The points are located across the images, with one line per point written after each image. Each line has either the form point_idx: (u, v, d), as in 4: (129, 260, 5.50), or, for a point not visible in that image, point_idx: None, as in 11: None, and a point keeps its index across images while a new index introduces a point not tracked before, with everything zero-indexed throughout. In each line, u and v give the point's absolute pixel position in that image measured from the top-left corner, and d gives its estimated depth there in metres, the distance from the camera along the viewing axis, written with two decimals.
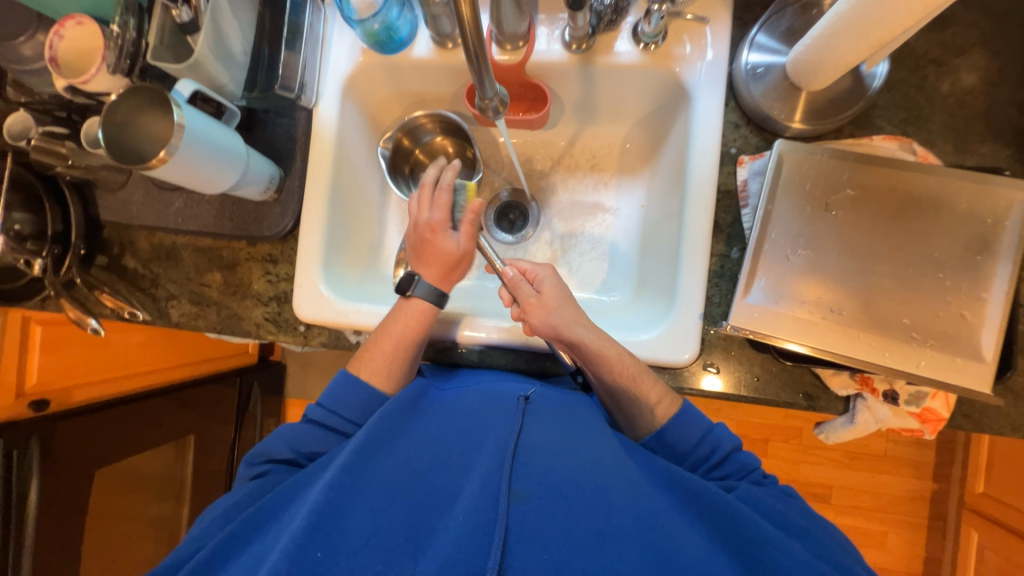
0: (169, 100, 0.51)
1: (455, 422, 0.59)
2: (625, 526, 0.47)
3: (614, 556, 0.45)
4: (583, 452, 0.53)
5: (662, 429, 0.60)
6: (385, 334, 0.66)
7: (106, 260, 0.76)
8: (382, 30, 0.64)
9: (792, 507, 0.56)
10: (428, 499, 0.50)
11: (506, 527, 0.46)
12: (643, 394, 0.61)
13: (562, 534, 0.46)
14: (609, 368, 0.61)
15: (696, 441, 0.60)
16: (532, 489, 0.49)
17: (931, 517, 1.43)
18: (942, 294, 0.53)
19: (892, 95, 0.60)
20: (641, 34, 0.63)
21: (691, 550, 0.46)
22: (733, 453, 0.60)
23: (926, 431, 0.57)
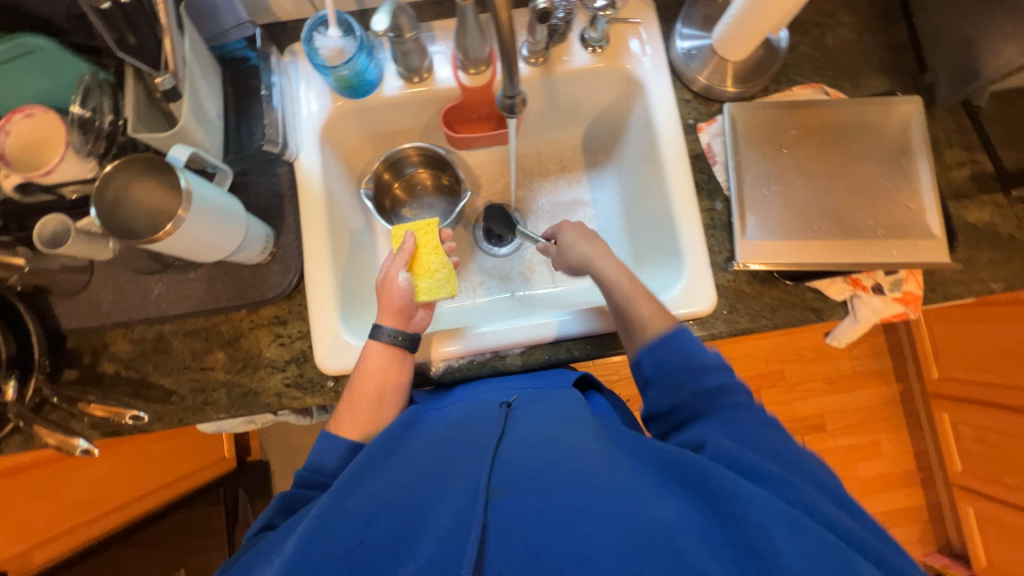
0: (171, 166, 0.49)
1: (440, 433, 0.55)
2: (602, 505, 0.43)
3: (586, 531, 0.41)
4: (563, 440, 0.49)
5: (652, 342, 0.58)
6: (362, 377, 0.61)
7: (77, 373, 0.67)
8: (352, 76, 0.67)
9: (784, 462, 0.47)
10: (407, 509, 0.46)
11: (483, 524, 0.43)
12: (637, 312, 0.61)
13: (536, 518, 0.43)
14: (621, 279, 0.64)
15: (677, 360, 0.55)
16: (509, 481, 0.45)
17: (906, 415, 1.61)
18: (890, 194, 0.64)
19: (795, 55, 0.73)
20: (589, 40, 0.72)
21: (665, 512, 0.42)
22: (716, 368, 0.55)
23: (911, 311, 0.67)
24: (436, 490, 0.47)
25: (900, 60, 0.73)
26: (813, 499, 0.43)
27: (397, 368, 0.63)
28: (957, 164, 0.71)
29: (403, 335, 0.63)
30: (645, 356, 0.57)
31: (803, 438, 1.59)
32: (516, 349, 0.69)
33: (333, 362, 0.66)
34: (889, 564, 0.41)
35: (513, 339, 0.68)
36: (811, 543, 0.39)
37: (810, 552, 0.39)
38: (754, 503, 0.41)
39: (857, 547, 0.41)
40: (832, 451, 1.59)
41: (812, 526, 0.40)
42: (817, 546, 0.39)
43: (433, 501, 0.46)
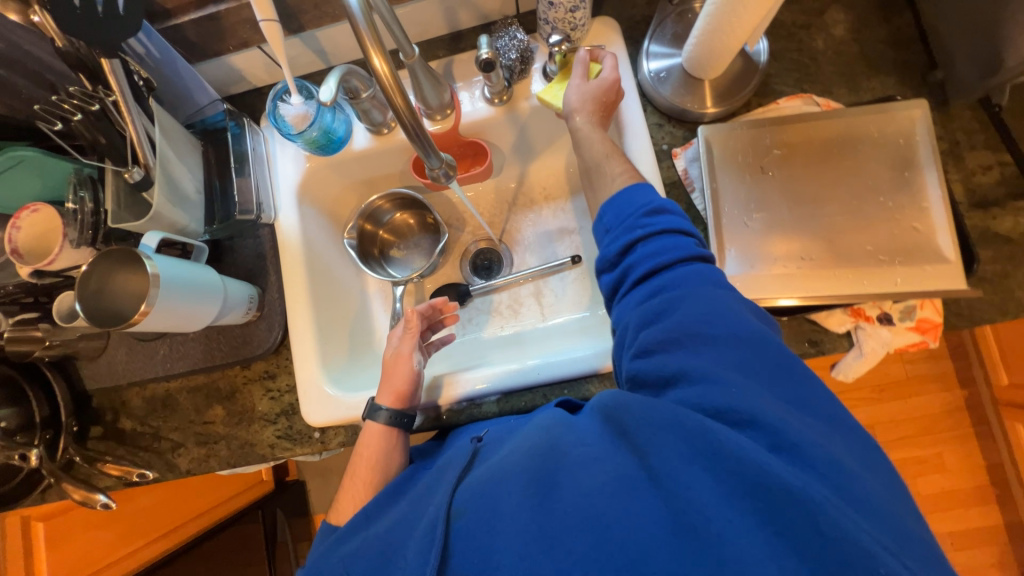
0: (139, 254, 0.53)
1: (426, 475, 0.54)
2: (534, 489, 0.40)
3: (517, 518, 0.39)
4: (518, 443, 0.46)
5: (610, 204, 0.55)
6: (353, 473, 0.62)
7: (101, 430, 0.74)
8: (320, 136, 0.69)
9: (689, 318, 0.45)
10: (376, 555, 0.45)
11: (443, 545, 0.41)
12: (609, 170, 0.59)
13: (486, 529, 0.40)
14: (588, 143, 0.61)
15: (633, 208, 0.53)
16: (465, 500, 0.42)
17: (975, 424, 1.43)
18: (891, 215, 0.58)
19: (779, 63, 0.67)
20: (552, 73, 0.69)
21: (587, 470, 0.40)
22: (668, 211, 0.53)
23: (929, 340, 0.59)
24: (408, 522, 0.46)
25: (906, 55, 0.65)
26: (714, 384, 0.40)
27: (392, 450, 0.62)
28: (982, 167, 0.62)
29: (394, 411, 0.63)
30: (604, 205, 0.56)
31: None
32: (494, 396, 0.68)
33: (336, 412, 0.68)
34: (814, 449, 0.37)
35: (493, 387, 0.67)
36: (695, 442, 0.37)
37: (748, 489, 0.35)
38: (648, 422, 0.40)
39: (766, 435, 0.38)
40: None
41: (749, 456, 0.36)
42: (719, 449, 0.36)
43: (404, 538, 0.45)
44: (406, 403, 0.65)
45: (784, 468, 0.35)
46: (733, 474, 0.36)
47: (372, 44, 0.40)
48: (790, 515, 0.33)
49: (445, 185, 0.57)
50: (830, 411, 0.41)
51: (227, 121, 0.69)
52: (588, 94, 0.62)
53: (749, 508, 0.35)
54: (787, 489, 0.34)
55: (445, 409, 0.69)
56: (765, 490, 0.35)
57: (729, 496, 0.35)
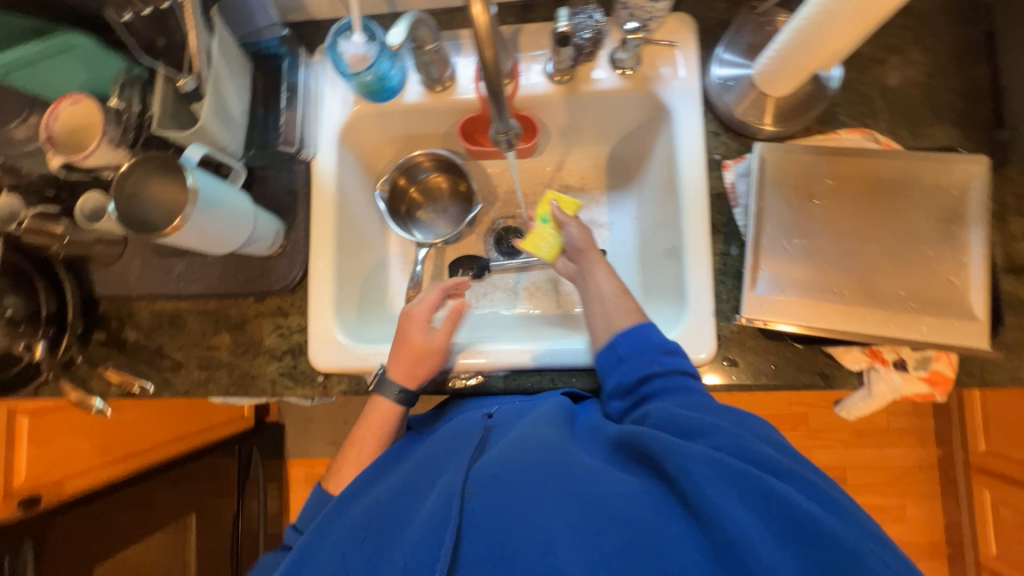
0: (181, 165, 0.52)
1: (422, 451, 0.55)
2: (560, 490, 0.42)
3: (544, 516, 0.41)
4: (530, 435, 0.49)
5: (615, 341, 0.59)
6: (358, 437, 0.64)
7: (104, 336, 0.73)
8: (374, 82, 0.67)
9: (701, 410, 0.50)
10: (383, 529, 0.46)
11: (457, 526, 0.42)
12: (623, 306, 0.63)
13: (502, 515, 0.42)
14: (604, 277, 0.66)
15: (638, 345, 0.58)
16: (481, 482, 0.44)
17: (941, 483, 1.47)
18: (929, 264, 0.58)
19: (847, 93, 0.66)
20: (618, 61, 0.68)
21: (612, 485, 0.42)
22: (678, 353, 0.57)
23: (937, 393, 0.60)
24: (415, 501, 0.48)
25: (973, 109, 0.64)
26: (741, 440, 0.44)
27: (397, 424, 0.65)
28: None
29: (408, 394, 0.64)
30: (621, 336, 0.59)
31: None
32: (502, 373, 0.69)
33: (343, 361, 0.68)
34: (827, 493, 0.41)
35: (503, 362, 0.67)
36: (738, 481, 0.39)
37: (776, 525, 0.38)
38: (688, 451, 0.41)
39: (788, 478, 0.42)
40: None
41: (777, 489, 0.39)
42: (764, 494, 0.39)
43: (414, 512, 0.47)
44: (415, 380, 0.64)
45: (824, 515, 0.38)
46: (776, 517, 0.38)
47: None
48: (814, 551, 0.36)
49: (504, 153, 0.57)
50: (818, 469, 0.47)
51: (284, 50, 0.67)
52: (583, 233, 0.70)
53: (792, 548, 0.37)
54: (830, 534, 0.36)
55: (456, 377, 0.69)
56: (803, 527, 0.37)
57: (771, 534, 0.37)
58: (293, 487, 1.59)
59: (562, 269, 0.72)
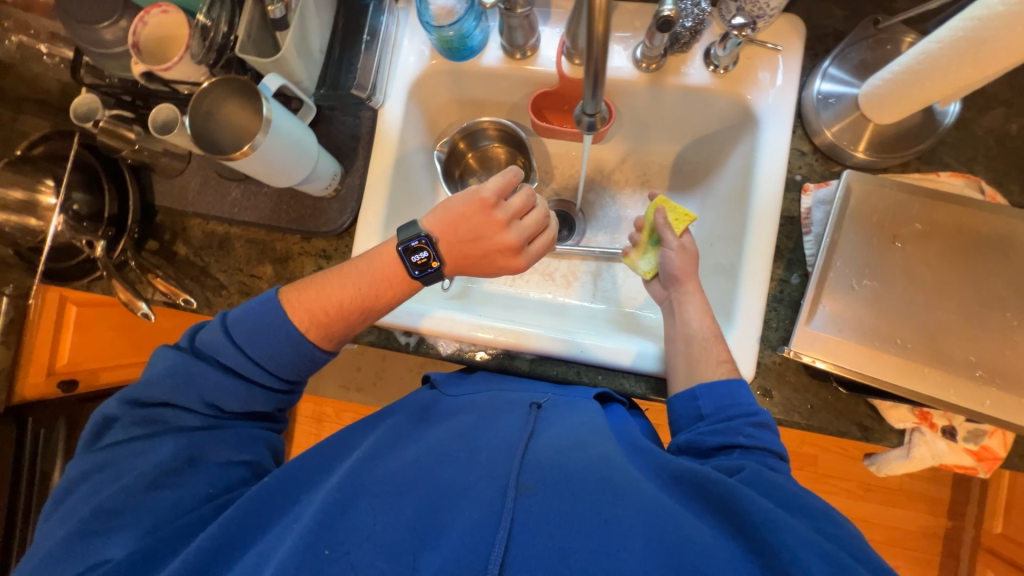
0: (257, 92, 0.52)
1: (462, 424, 0.56)
2: (632, 517, 0.43)
3: (619, 544, 0.41)
4: (591, 449, 0.51)
5: (695, 391, 0.57)
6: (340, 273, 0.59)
7: (157, 245, 0.76)
8: (456, 38, 0.65)
9: (806, 489, 0.48)
10: (434, 493, 0.47)
11: (512, 518, 0.43)
12: (710, 353, 0.59)
13: (567, 523, 0.43)
14: (694, 317, 0.62)
15: (727, 403, 0.55)
16: (538, 482, 0.46)
17: (942, 554, 1.42)
18: (1010, 334, 0.54)
19: (960, 133, 0.60)
20: (713, 57, 0.64)
21: (688, 529, 0.43)
22: (770, 426, 0.54)
23: (980, 469, 0.57)
24: (462, 475, 0.49)
25: None
26: (836, 526, 0.45)
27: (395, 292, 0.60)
28: None
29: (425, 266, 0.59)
30: (702, 387, 0.56)
31: None
32: (529, 355, 0.68)
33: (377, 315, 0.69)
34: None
35: (533, 343, 0.67)
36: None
37: None
38: (782, 524, 0.42)
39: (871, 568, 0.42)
40: None
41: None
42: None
43: (462, 488, 0.47)
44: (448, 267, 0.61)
45: None
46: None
47: None
48: None
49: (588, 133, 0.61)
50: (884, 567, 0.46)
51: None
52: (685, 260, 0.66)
53: None
54: None
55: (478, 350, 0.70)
56: None
57: None
58: (299, 420, 1.65)
59: (652, 291, 0.70)
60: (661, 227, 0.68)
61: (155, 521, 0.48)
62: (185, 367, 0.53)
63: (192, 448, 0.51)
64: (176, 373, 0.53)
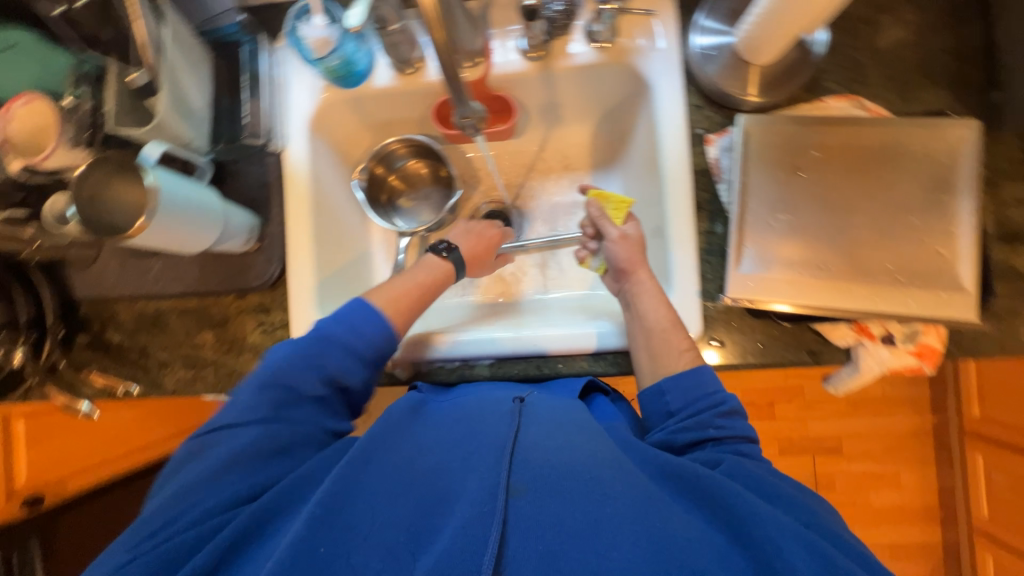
0: (139, 165, 0.51)
1: (452, 424, 0.54)
2: (625, 516, 0.43)
3: (607, 544, 0.41)
4: (580, 445, 0.49)
5: (661, 387, 0.58)
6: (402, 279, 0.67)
7: (88, 338, 0.73)
8: (342, 66, 0.64)
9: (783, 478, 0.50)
10: (427, 498, 0.46)
11: (503, 521, 0.43)
12: (672, 344, 0.60)
13: (558, 525, 0.43)
14: (651, 309, 0.62)
15: (697, 398, 0.56)
16: (529, 483, 0.45)
17: (936, 450, 1.48)
18: (917, 235, 0.56)
19: (835, 58, 0.63)
20: (594, 34, 0.65)
21: (675, 523, 0.44)
22: (738, 412, 0.55)
23: (925, 366, 0.59)
24: (454, 479, 0.47)
25: (968, 71, 0.62)
26: (813, 514, 0.46)
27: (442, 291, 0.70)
28: (1016, 201, 0.60)
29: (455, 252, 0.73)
30: (668, 383, 0.57)
31: (814, 459, 1.51)
32: (488, 359, 0.68)
33: None
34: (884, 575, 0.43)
35: (489, 347, 0.67)
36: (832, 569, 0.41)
37: None
38: (763, 518, 0.43)
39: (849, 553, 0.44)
40: (843, 476, 1.51)
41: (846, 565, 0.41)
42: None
43: (453, 494, 0.46)
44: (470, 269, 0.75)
45: None
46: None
47: None
48: None
49: (472, 136, 0.60)
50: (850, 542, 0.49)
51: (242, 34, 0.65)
52: (628, 250, 0.66)
53: None
54: None
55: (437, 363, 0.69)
56: None
57: None
58: None
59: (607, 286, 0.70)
60: (597, 220, 0.70)
61: (218, 501, 0.47)
62: (290, 369, 0.55)
63: (266, 437, 0.51)
64: (269, 378, 0.54)
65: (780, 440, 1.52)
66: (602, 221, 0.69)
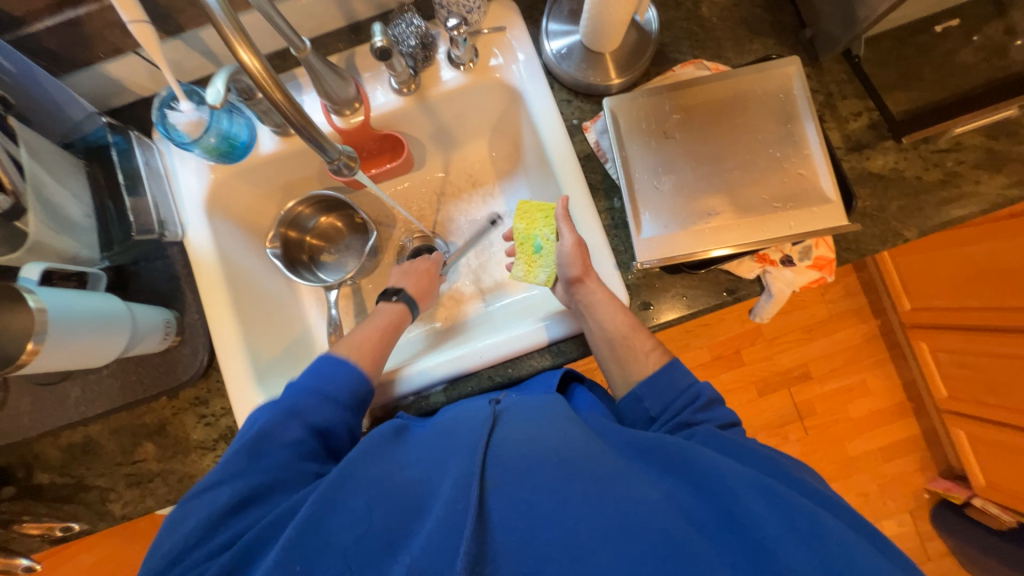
0: (18, 289, 0.49)
1: (432, 432, 0.54)
2: (603, 488, 0.44)
3: (576, 519, 0.42)
4: (558, 433, 0.50)
5: (640, 393, 0.59)
6: (363, 330, 0.68)
7: (14, 489, 0.67)
8: (221, 142, 0.65)
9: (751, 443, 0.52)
10: (405, 503, 0.46)
11: (476, 513, 0.43)
12: (636, 345, 0.62)
13: (530, 510, 0.43)
14: (610, 317, 0.62)
15: (678, 394, 0.58)
16: (502, 474, 0.45)
17: (889, 349, 1.60)
18: (780, 164, 0.63)
19: (670, 32, 0.71)
20: (456, 59, 0.69)
21: (649, 491, 0.45)
22: (715, 402, 0.57)
23: (826, 276, 0.65)
24: (429, 481, 0.47)
25: (780, 17, 0.71)
26: (784, 471, 0.48)
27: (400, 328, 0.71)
28: (853, 115, 0.69)
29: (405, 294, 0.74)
30: (643, 388, 0.59)
31: (790, 390, 1.59)
32: (439, 386, 0.69)
33: None
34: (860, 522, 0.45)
35: (439, 376, 0.68)
36: (790, 509, 0.43)
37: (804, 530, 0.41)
38: (736, 477, 0.45)
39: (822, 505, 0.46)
40: (820, 398, 1.59)
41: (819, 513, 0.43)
42: (794, 512, 0.42)
43: (428, 496, 0.46)
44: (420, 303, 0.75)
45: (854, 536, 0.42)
46: (833, 555, 0.40)
47: (237, 40, 0.38)
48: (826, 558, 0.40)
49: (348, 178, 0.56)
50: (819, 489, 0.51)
51: (109, 135, 0.64)
52: (580, 258, 0.64)
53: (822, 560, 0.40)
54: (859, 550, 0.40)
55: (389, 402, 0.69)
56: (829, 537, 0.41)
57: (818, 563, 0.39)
58: None
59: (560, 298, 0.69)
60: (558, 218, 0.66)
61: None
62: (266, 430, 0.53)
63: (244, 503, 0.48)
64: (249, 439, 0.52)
65: (755, 383, 1.59)
66: (562, 220, 0.65)
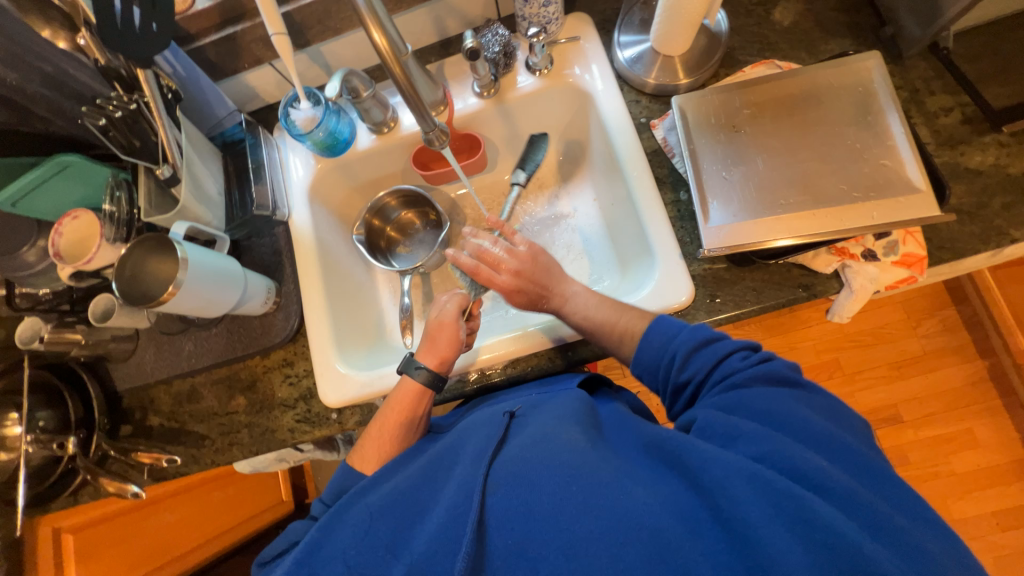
0: (171, 241, 0.59)
1: (441, 444, 0.57)
2: (583, 493, 0.44)
3: (569, 518, 0.43)
4: (556, 434, 0.50)
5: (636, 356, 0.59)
6: (376, 423, 0.64)
7: (131, 428, 0.77)
8: (327, 137, 0.75)
9: (744, 413, 0.48)
10: (412, 509, 0.49)
11: (475, 520, 0.45)
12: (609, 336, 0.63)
13: (524, 513, 0.44)
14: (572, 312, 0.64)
15: (660, 354, 0.57)
16: (502, 478, 0.47)
17: (1002, 395, 1.39)
18: (860, 155, 0.61)
19: (740, 37, 0.73)
20: (533, 65, 0.76)
21: (639, 492, 0.43)
22: (699, 348, 0.55)
23: (916, 274, 0.61)
24: (435, 486, 0.51)
25: (858, 19, 0.71)
26: (783, 448, 0.42)
27: (422, 408, 0.64)
28: (944, 110, 0.66)
29: (432, 372, 0.64)
30: (635, 361, 0.59)
31: (876, 433, 1.42)
32: (475, 372, 0.71)
33: (358, 391, 0.71)
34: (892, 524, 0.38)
35: (464, 365, 0.70)
36: (776, 496, 0.39)
37: (787, 514, 0.38)
38: (722, 467, 0.42)
39: (837, 496, 0.39)
40: (913, 445, 1.40)
41: (816, 503, 0.38)
42: (778, 499, 0.39)
43: (432, 500, 0.49)
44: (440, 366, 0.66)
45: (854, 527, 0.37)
46: (816, 540, 0.36)
47: (372, 21, 0.49)
48: (813, 545, 0.36)
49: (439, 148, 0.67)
50: (866, 466, 0.43)
51: (244, 133, 0.77)
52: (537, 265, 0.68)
53: (821, 560, 0.36)
54: (854, 545, 0.36)
55: None
56: (824, 530, 0.37)
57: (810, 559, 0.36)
58: None
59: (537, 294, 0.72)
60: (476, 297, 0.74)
61: None
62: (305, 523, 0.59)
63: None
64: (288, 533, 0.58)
65: None
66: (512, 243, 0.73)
